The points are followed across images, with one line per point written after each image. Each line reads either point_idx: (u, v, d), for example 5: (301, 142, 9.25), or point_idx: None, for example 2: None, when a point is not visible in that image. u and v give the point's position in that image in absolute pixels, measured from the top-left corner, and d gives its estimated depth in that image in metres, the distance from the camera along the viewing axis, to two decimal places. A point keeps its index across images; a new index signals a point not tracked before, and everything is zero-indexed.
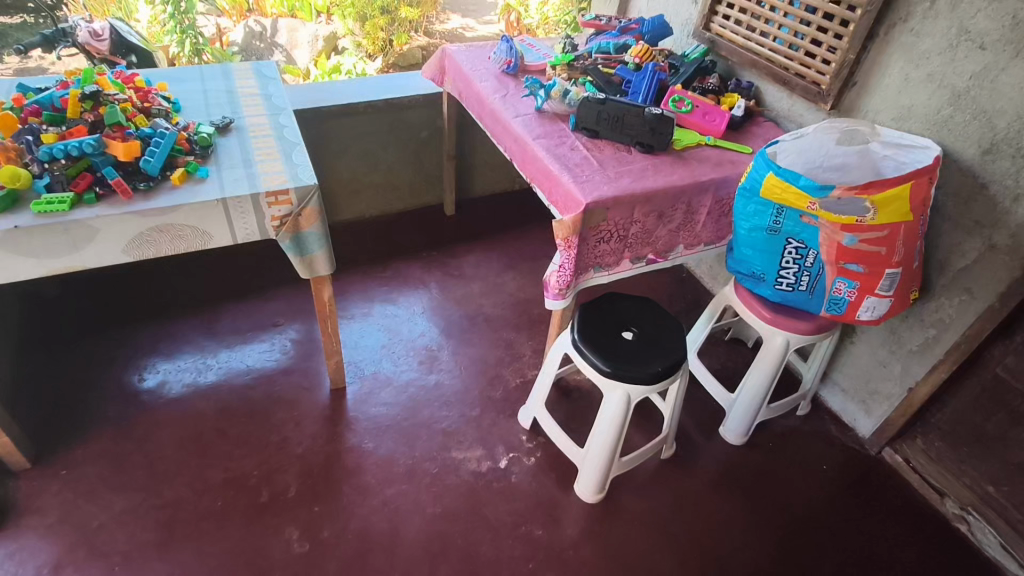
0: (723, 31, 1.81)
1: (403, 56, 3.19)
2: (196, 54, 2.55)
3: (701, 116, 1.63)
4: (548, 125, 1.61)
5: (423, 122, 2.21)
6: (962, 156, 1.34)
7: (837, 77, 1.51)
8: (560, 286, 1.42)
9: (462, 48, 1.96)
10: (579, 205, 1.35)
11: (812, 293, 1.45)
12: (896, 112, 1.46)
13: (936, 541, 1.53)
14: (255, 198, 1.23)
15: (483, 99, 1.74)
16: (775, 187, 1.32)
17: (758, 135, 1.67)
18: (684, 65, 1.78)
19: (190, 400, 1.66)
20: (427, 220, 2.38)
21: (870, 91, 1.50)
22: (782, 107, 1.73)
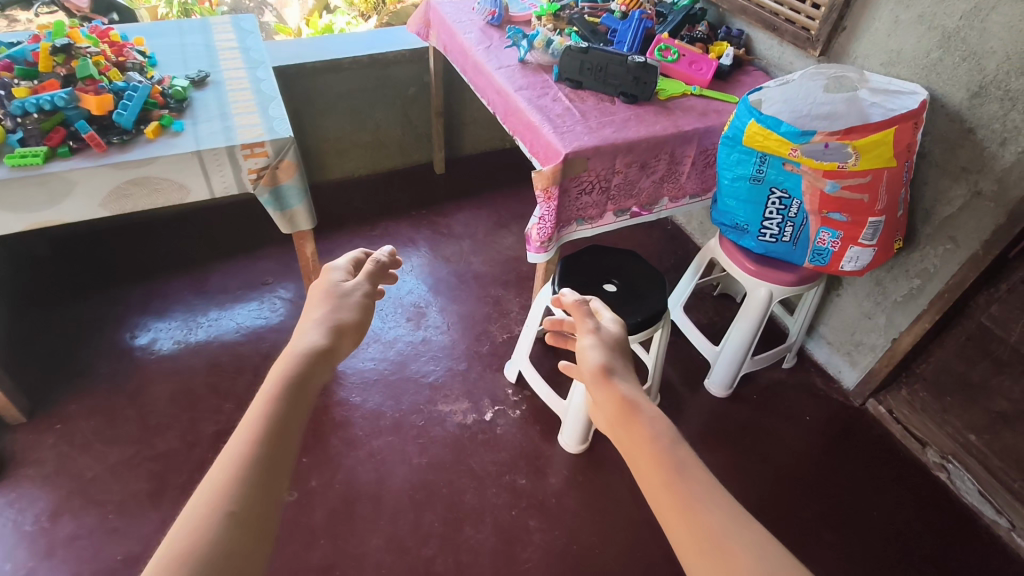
0: None
1: (397, 14, 3.05)
2: (185, 14, 2.55)
3: (688, 64, 1.60)
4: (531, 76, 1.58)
5: (410, 78, 2.17)
6: (951, 100, 1.30)
7: (826, 21, 1.47)
8: (541, 239, 1.42)
9: None
10: (559, 155, 1.33)
11: (796, 243, 1.44)
12: (885, 57, 1.42)
13: (916, 488, 1.55)
14: (230, 150, 1.22)
15: (466, 51, 1.71)
16: (757, 134, 1.30)
17: (746, 83, 1.63)
18: (671, 15, 1.73)
19: (180, 357, 1.68)
20: (418, 179, 2.37)
21: (859, 36, 1.45)
22: (773, 55, 1.69)
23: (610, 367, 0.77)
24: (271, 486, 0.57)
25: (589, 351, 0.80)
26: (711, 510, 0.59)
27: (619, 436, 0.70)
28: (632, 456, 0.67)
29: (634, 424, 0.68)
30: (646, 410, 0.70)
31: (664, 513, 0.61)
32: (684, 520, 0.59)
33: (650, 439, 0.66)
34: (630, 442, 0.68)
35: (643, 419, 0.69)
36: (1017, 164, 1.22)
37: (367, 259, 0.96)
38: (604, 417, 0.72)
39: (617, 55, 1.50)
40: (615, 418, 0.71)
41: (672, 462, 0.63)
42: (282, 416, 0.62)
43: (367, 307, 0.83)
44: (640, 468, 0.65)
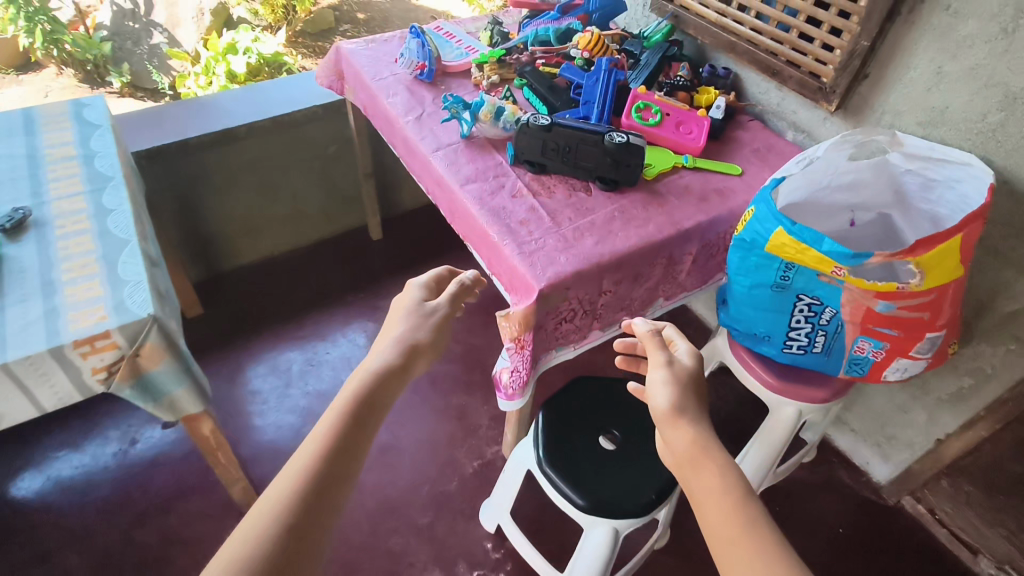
0: (689, 2, 1.44)
1: (311, 22, 2.40)
2: (51, 45, 1.89)
3: (675, 126, 1.27)
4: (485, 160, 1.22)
5: (328, 137, 1.77)
6: (1017, 176, 1.03)
7: (844, 69, 1.17)
8: (513, 388, 1.09)
9: (361, 45, 1.52)
10: (531, 292, 0.99)
11: (830, 354, 1.16)
12: (924, 115, 1.13)
13: None
14: (56, 354, 0.84)
15: (392, 122, 1.34)
16: (787, 247, 0.99)
17: (744, 142, 1.32)
18: (645, 54, 1.40)
19: (60, 554, 1.30)
20: (352, 251, 1.99)
21: (887, 87, 1.16)
22: (770, 100, 1.39)
23: (678, 405, 0.74)
24: (330, 491, 0.62)
25: (656, 390, 0.76)
26: (773, 568, 0.58)
27: (689, 480, 0.69)
28: (698, 503, 0.66)
29: (705, 472, 0.68)
30: (716, 457, 0.69)
31: (727, 560, 0.61)
32: (746, 566, 0.59)
33: (720, 495, 0.65)
34: (700, 490, 0.67)
35: (714, 469, 0.68)
36: None
37: (451, 279, 0.94)
38: (674, 457, 0.71)
39: (591, 130, 1.15)
40: (685, 461, 0.70)
41: (740, 512, 0.63)
42: (354, 428, 0.68)
43: (444, 328, 0.84)
44: (706, 517, 0.65)
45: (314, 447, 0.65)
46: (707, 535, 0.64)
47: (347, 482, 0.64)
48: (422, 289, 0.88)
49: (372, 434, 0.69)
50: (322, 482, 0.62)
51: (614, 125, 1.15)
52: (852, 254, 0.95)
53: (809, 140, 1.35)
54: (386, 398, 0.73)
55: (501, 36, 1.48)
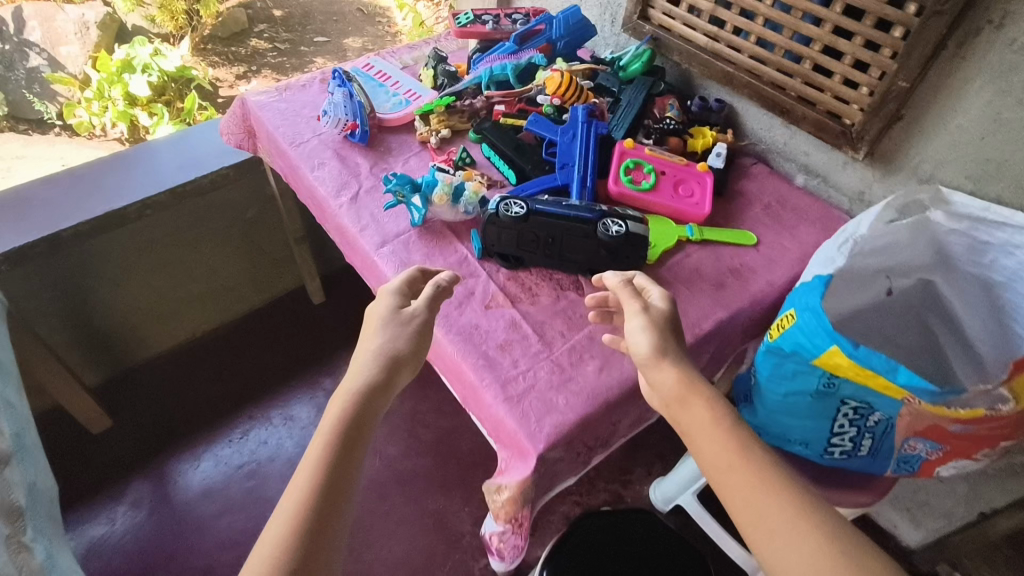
0: (671, 23, 1.20)
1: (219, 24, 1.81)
2: None
3: (673, 187, 1.04)
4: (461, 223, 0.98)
5: (246, 199, 1.46)
6: None
7: (876, 113, 0.97)
8: (504, 553, 0.87)
9: (273, 95, 1.22)
10: (528, 460, 0.76)
11: (877, 455, 0.98)
12: (973, 167, 0.94)
13: None
14: None
15: (323, 205, 1.05)
16: (846, 370, 0.78)
17: (753, 197, 1.11)
18: (626, 92, 1.16)
19: None
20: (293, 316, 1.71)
21: (928, 133, 0.96)
22: (775, 138, 1.18)
23: (659, 348, 0.74)
24: (326, 528, 0.59)
25: (635, 337, 0.76)
26: (771, 495, 0.64)
27: (681, 419, 0.72)
28: (689, 438, 0.71)
29: (694, 410, 0.71)
30: (698, 391, 0.72)
31: (734, 494, 0.66)
32: (749, 495, 0.65)
33: (712, 428, 0.69)
34: (696, 425, 0.70)
35: (705, 408, 0.70)
36: None
37: (425, 279, 0.83)
38: (661, 391, 0.74)
39: (577, 213, 0.92)
40: (671, 399, 0.72)
41: (735, 444, 0.68)
42: (343, 451, 0.63)
43: (425, 336, 0.76)
44: (703, 452, 0.69)
45: (305, 483, 0.61)
46: (706, 464, 0.69)
47: (339, 519, 0.60)
48: (395, 296, 0.78)
49: (362, 453, 0.65)
50: (315, 518, 0.59)
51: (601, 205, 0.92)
52: (936, 392, 0.80)
53: (824, 185, 1.14)
54: (370, 425, 0.66)
55: (446, 77, 1.20)
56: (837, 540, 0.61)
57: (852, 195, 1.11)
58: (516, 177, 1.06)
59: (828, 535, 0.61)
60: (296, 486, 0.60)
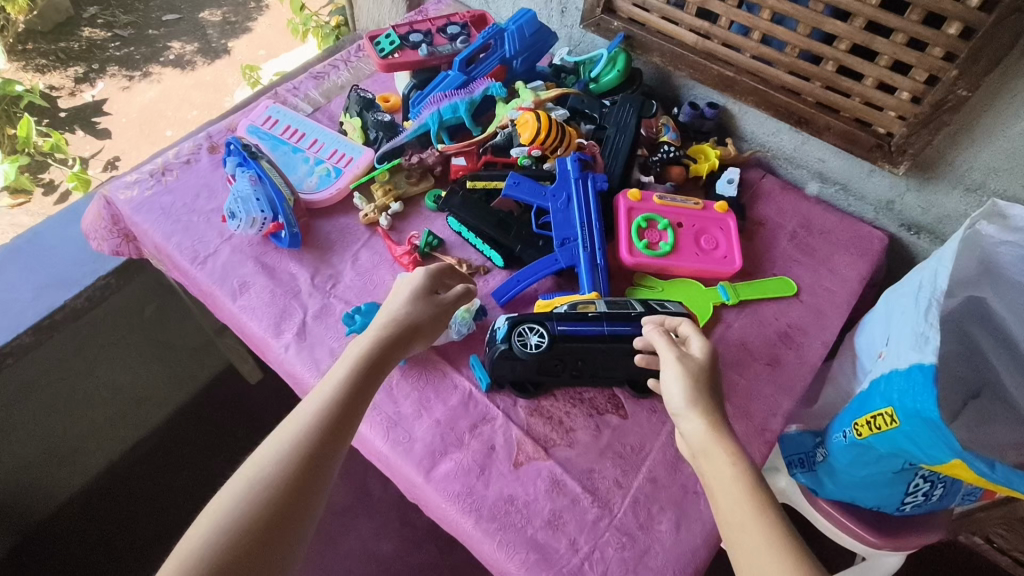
0: (648, 15, 0.97)
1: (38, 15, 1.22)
2: None
3: (696, 242, 0.86)
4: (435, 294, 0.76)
5: (138, 301, 1.13)
6: None
7: (922, 124, 0.81)
8: None
9: (153, 186, 0.90)
10: None
11: (946, 496, 0.89)
12: None
13: None
14: None
15: (263, 348, 0.79)
16: (970, 479, 0.64)
17: (775, 229, 0.94)
18: (612, 115, 0.93)
19: None
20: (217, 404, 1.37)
21: (979, 141, 0.82)
22: (782, 143, 1.00)
23: (690, 399, 0.62)
24: (298, 496, 0.56)
25: (668, 387, 0.64)
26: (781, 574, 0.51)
27: (704, 473, 0.60)
28: (710, 493, 0.59)
29: (716, 467, 0.59)
30: (725, 446, 0.59)
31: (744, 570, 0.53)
32: (757, 570, 0.52)
33: (733, 484, 0.57)
34: (716, 482, 0.58)
35: (727, 464, 0.58)
36: None
37: (453, 273, 0.76)
38: (689, 445, 0.62)
39: (617, 328, 0.72)
40: (696, 450, 0.61)
41: (753, 507, 0.55)
42: (344, 409, 0.62)
43: (441, 321, 0.72)
44: (720, 512, 0.57)
45: (299, 430, 0.59)
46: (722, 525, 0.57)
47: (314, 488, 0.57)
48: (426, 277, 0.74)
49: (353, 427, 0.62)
50: (293, 484, 0.56)
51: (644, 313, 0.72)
52: None
53: (843, 194, 0.99)
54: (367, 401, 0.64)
55: (379, 127, 0.92)
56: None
57: (877, 203, 0.97)
58: (504, 260, 0.83)
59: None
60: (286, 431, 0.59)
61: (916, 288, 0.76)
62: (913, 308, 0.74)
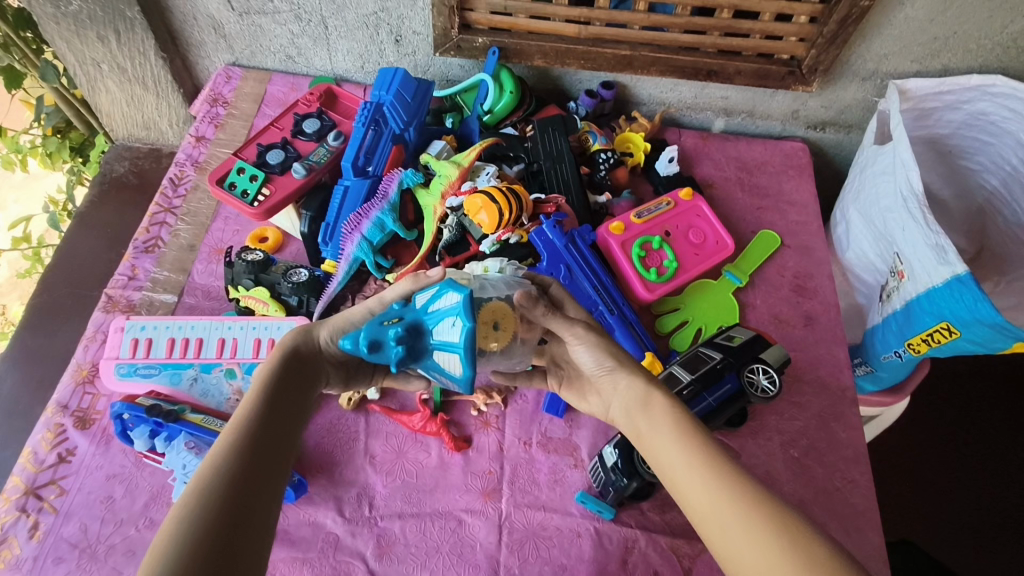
0: (513, 19, 0.84)
1: None
2: None
3: (689, 242, 0.81)
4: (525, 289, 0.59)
5: None
6: None
7: (829, 39, 0.81)
8: None
9: (38, 520, 0.61)
10: None
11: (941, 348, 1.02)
12: (919, 50, 0.86)
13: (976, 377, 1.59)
14: None
15: None
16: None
17: (724, 183, 0.92)
18: (536, 146, 0.82)
19: None
20: None
21: (870, 34, 0.85)
22: (682, 95, 0.95)
23: (618, 364, 0.57)
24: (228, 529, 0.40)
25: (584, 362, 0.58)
26: (733, 505, 0.45)
27: (642, 432, 0.53)
28: (647, 448, 0.52)
29: (654, 424, 0.52)
30: (663, 403, 0.53)
31: (698, 516, 0.47)
32: (711, 509, 0.46)
33: (671, 433, 0.51)
34: (655, 441, 0.52)
35: (668, 414, 0.52)
36: None
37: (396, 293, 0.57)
38: (625, 407, 0.56)
39: (719, 394, 0.65)
40: (635, 406, 0.54)
41: (685, 441, 0.50)
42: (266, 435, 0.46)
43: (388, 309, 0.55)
44: (660, 463, 0.51)
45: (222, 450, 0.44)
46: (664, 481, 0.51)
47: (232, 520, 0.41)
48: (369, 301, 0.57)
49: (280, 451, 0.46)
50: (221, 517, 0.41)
51: (730, 361, 0.66)
52: None
53: (749, 119, 0.99)
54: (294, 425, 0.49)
55: (295, 283, 0.70)
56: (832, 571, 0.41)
57: (783, 115, 0.98)
58: None
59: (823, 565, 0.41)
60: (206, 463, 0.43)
61: (903, 198, 0.78)
62: (907, 218, 0.77)
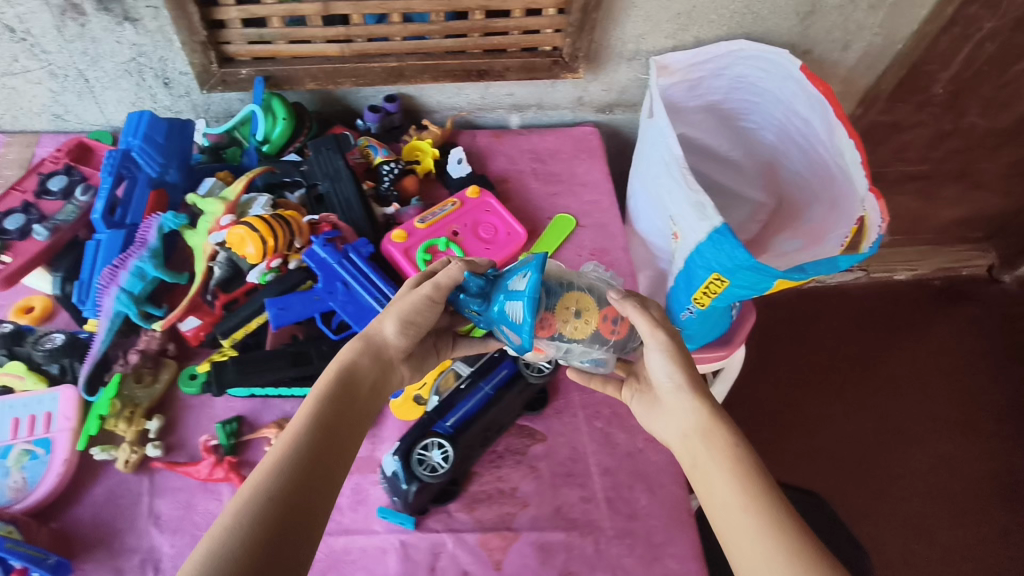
0: (273, 49, 0.83)
1: None
2: None
3: (478, 238, 0.82)
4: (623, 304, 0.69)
5: None
6: (776, 33, 0.95)
7: (580, 27, 0.85)
8: None
9: None
10: None
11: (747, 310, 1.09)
12: (670, 26, 0.92)
13: (825, 314, 1.72)
14: None
15: None
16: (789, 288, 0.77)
17: (519, 176, 0.95)
18: (314, 167, 0.81)
19: None
20: None
21: (621, 17, 0.89)
22: (469, 97, 0.98)
23: (684, 383, 0.63)
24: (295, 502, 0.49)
25: (655, 371, 0.65)
26: (771, 544, 0.51)
27: (699, 456, 0.59)
28: (705, 477, 0.58)
29: (711, 455, 0.58)
30: (723, 434, 0.59)
31: (731, 535, 0.54)
32: (753, 542, 0.52)
33: (728, 467, 0.57)
34: (708, 467, 0.58)
35: (727, 449, 0.58)
36: (863, 58, 1.02)
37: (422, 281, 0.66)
38: (683, 431, 0.62)
39: (495, 381, 0.71)
40: (695, 434, 0.60)
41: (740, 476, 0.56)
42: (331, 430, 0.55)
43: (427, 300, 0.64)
44: (714, 492, 0.56)
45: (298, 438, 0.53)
46: (713, 510, 0.57)
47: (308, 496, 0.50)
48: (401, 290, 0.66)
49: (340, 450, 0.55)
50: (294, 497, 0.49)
51: (506, 349, 0.73)
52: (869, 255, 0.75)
53: (541, 112, 1.03)
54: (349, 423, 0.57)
55: (52, 348, 0.67)
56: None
57: (571, 104, 1.02)
58: None
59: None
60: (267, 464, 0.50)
61: (671, 165, 0.82)
62: (675, 182, 0.81)
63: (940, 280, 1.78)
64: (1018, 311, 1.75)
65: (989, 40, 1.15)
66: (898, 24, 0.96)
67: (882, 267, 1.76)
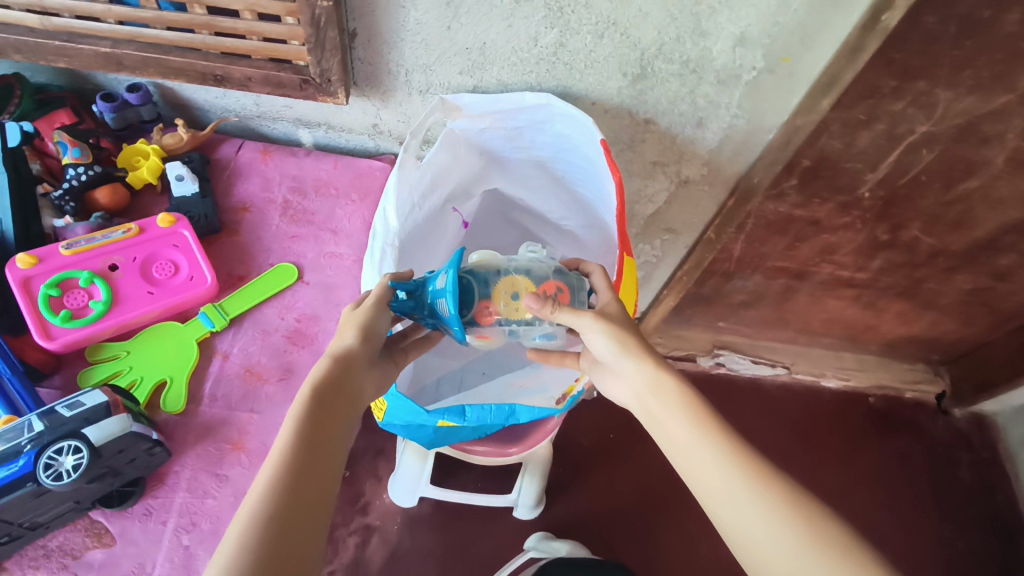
0: None
1: None
2: None
3: (143, 278, 0.68)
4: (564, 279, 0.71)
5: None
6: (602, 93, 0.77)
7: (321, 45, 0.69)
8: None
9: None
10: None
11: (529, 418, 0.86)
12: (459, 61, 0.74)
13: (730, 407, 1.50)
14: None
15: None
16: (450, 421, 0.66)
17: (261, 207, 0.80)
18: None
19: None
20: None
21: (393, 40, 0.72)
22: (237, 104, 0.83)
23: (624, 350, 0.61)
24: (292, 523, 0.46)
25: (593, 343, 0.63)
26: (731, 478, 0.52)
27: (655, 413, 0.59)
28: (662, 430, 0.58)
29: (666, 409, 0.58)
30: (671, 382, 0.59)
31: (699, 486, 0.54)
32: (716, 488, 0.52)
33: (680, 416, 0.57)
34: (660, 421, 0.59)
35: (676, 396, 0.58)
36: (725, 141, 0.82)
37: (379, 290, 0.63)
38: (635, 390, 0.61)
39: (3, 476, 0.54)
40: (646, 392, 0.60)
41: (691, 428, 0.56)
42: (310, 445, 0.51)
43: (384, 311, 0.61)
44: (675, 444, 0.57)
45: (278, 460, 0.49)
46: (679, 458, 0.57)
47: (305, 505, 0.48)
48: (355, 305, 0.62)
49: (328, 459, 0.52)
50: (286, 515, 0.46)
51: (37, 435, 0.55)
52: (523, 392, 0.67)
53: (333, 133, 0.88)
54: (333, 428, 0.54)
55: None
56: (829, 535, 0.48)
57: (366, 129, 0.86)
58: None
59: (816, 528, 0.48)
60: (245, 500, 0.46)
61: (374, 235, 0.69)
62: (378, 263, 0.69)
63: (876, 398, 1.54)
64: (958, 454, 1.49)
65: (925, 146, 0.76)
66: (763, 109, 0.76)
67: (809, 368, 1.53)
